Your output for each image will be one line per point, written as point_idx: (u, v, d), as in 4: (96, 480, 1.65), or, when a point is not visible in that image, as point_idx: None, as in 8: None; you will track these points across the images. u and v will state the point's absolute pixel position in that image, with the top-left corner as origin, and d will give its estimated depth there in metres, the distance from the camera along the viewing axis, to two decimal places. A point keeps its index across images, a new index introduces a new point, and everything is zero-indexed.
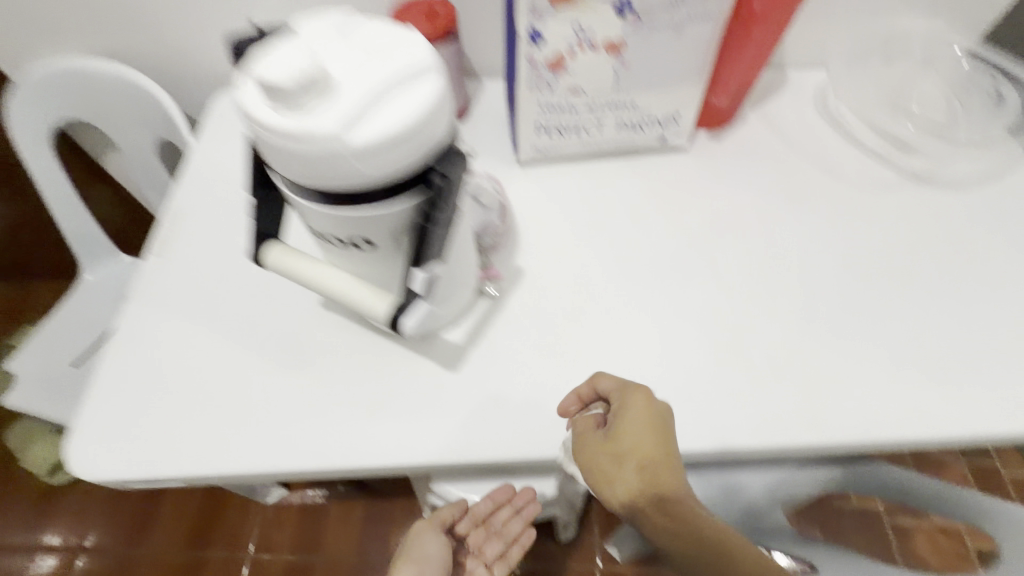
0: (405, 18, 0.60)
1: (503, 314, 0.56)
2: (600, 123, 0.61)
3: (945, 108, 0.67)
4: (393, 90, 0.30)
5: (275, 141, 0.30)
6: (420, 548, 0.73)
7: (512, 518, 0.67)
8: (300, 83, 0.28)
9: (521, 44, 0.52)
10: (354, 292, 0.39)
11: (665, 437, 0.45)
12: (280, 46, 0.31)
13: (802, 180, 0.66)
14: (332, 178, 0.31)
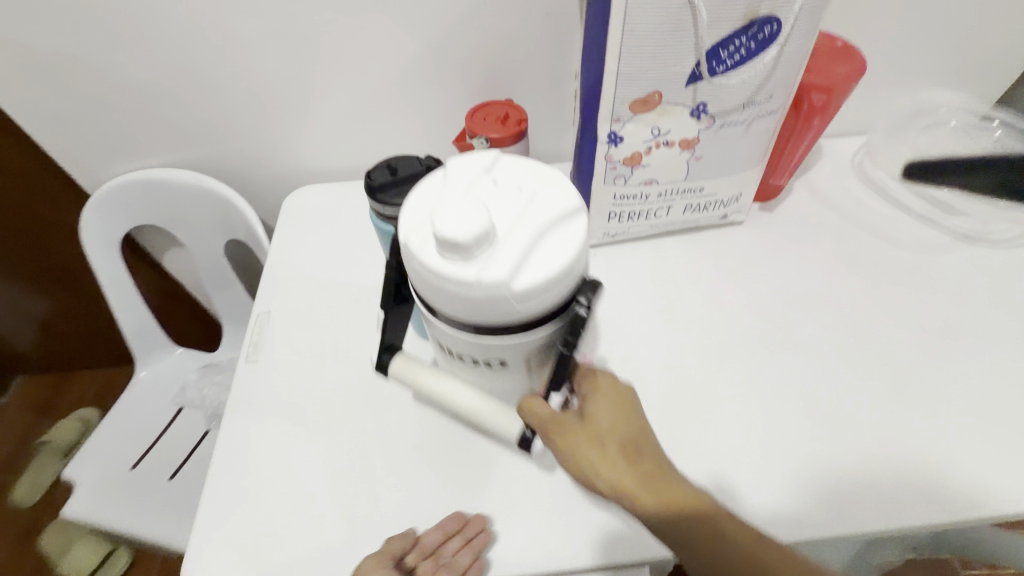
0: (479, 123, 0.64)
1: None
2: (668, 207, 0.64)
3: (987, 174, 0.69)
4: (546, 235, 0.33)
5: (446, 287, 0.32)
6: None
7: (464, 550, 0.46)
8: (476, 238, 0.31)
9: (601, 144, 0.56)
10: (483, 410, 0.44)
11: (634, 418, 0.44)
12: (448, 194, 0.34)
13: (858, 245, 0.69)
14: (486, 314, 0.34)
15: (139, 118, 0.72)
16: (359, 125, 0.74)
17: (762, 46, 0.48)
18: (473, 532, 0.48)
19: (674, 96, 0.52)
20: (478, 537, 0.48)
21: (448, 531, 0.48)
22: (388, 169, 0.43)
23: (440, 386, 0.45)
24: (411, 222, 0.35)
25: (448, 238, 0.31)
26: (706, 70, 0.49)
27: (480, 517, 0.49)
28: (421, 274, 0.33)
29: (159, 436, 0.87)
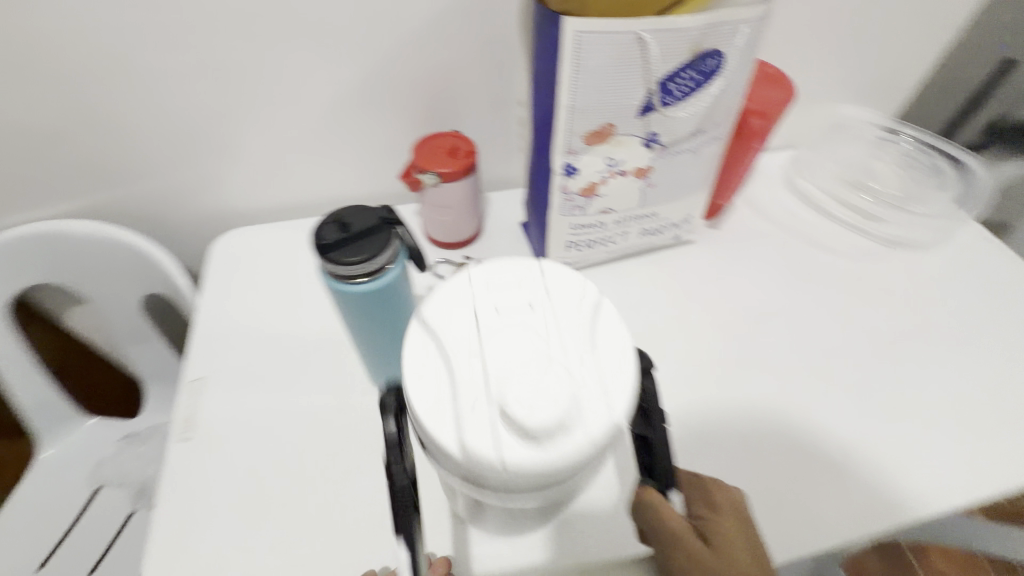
0: (427, 157, 0.61)
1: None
2: (625, 233, 0.64)
3: (902, 186, 0.75)
4: (601, 356, 0.37)
5: (561, 465, 0.33)
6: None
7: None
8: (563, 413, 0.33)
9: (557, 176, 0.55)
10: None
11: (749, 537, 0.44)
12: (502, 387, 0.34)
13: (798, 256, 0.73)
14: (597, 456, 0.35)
15: (28, 165, 0.62)
16: (293, 162, 0.68)
17: (708, 78, 0.49)
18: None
19: (626, 127, 0.52)
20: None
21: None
22: (339, 222, 0.39)
23: None
24: (473, 431, 0.34)
25: (542, 426, 0.33)
26: (658, 101, 0.49)
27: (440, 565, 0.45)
28: (523, 472, 0.33)
29: (66, 531, 0.73)
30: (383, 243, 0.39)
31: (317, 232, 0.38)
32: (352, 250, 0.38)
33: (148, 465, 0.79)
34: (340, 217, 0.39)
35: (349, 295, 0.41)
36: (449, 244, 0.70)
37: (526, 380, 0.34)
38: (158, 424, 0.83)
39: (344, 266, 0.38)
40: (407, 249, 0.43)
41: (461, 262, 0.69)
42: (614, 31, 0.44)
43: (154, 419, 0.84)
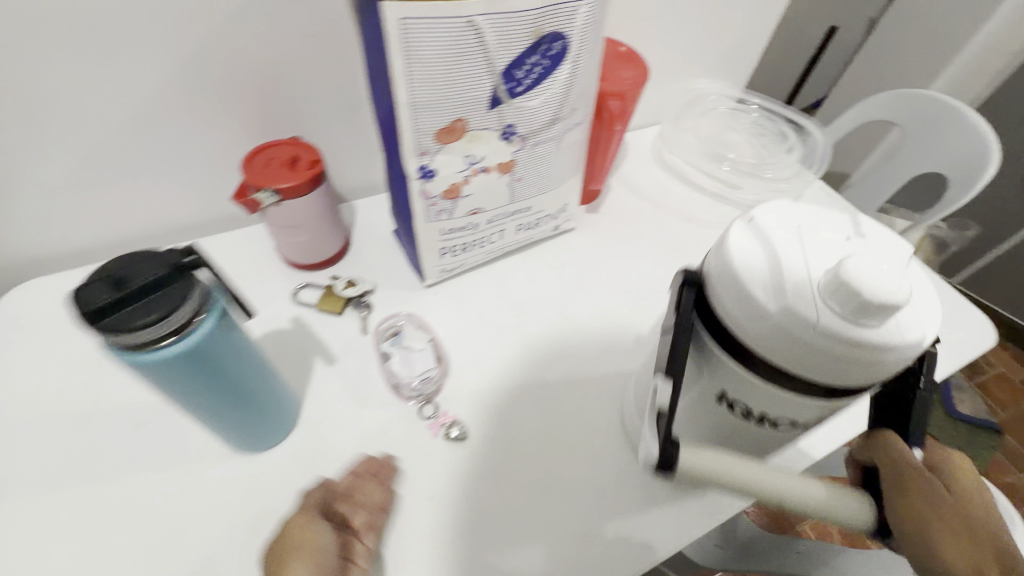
0: (261, 173, 0.52)
1: (465, 459, 0.51)
2: (501, 231, 0.60)
3: (755, 152, 0.79)
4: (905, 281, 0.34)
5: (879, 355, 0.31)
6: (300, 551, 0.40)
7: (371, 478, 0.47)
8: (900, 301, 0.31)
9: (413, 180, 0.50)
10: (844, 508, 0.34)
11: None
12: (864, 259, 0.32)
13: (673, 231, 0.74)
14: (875, 375, 0.33)
15: None
16: (91, 193, 0.55)
17: (556, 62, 0.46)
18: (380, 469, 0.48)
19: (478, 121, 0.47)
20: (384, 471, 0.48)
21: (358, 473, 0.47)
22: (112, 278, 0.30)
23: (752, 474, 0.32)
24: (826, 294, 0.32)
25: (885, 304, 0.30)
26: (505, 92, 0.45)
27: (385, 458, 0.49)
28: (872, 348, 0.31)
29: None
30: (182, 295, 0.31)
31: (82, 297, 0.29)
32: (138, 312, 0.30)
33: None
34: (115, 271, 0.31)
35: (150, 366, 0.33)
36: (311, 264, 0.62)
37: (858, 261, 0.31)
38: None
39: (131, 335, 0.30)
40: (223, 293, 0.36)
41: (327, 284, 0.61)
42: (441, 15, 0.39)
43: None
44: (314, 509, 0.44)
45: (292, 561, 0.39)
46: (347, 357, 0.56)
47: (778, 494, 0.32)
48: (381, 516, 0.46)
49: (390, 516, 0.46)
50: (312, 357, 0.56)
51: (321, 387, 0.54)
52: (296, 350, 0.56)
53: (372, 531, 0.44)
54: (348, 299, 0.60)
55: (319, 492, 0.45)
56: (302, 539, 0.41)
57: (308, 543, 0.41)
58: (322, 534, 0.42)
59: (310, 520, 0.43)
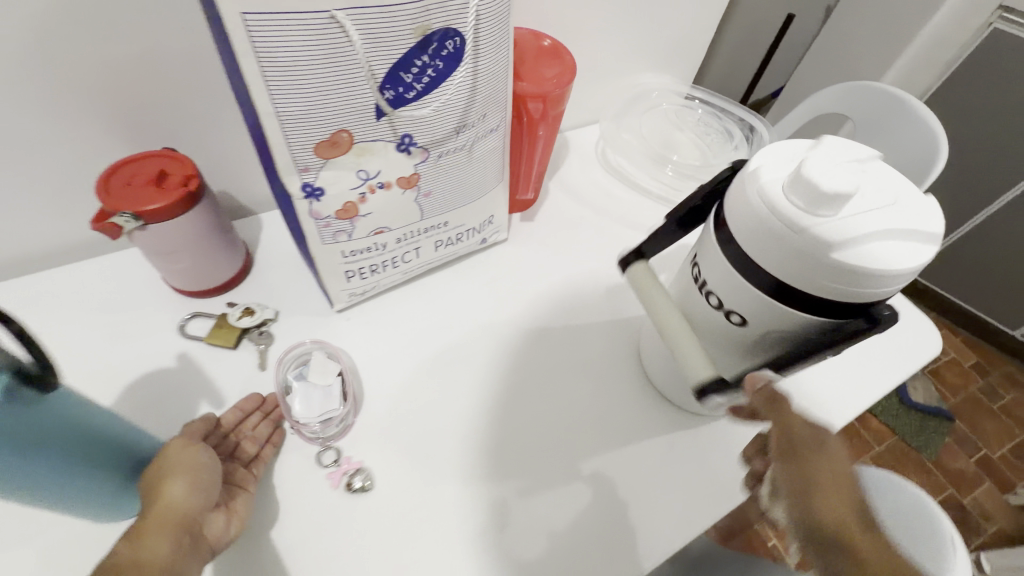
0: (122, 193, 0.45)
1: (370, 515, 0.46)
2: (416, 249, 0.54)
3: (700, 152, 0.74)
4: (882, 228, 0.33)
5: (785, 230, 0.33)
6: (176, 466, 0.41)
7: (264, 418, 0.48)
8: (832, 194, 0.32)
9: (298, 201, 0.43)
10: (682, 347, 0.41)
11: None
12: (832, 162, 0.34)
13: (613, 238, 0.69)
14: (794, 272, 0.34)
15: None
16: None
17: (451, 64, 0.40)
18: (272, 408, 0.49)
19: (366, 132, 0.41)
20: (276, 410, 0.50)
21: (246, 411, 0.48)
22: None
23: (650, 294, 0.45)
24: (775, 173, 0.35)
25: (807, 181, 0.32)
26: (394, 99, 0.39)
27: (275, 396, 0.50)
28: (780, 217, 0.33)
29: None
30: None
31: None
32: None
33: None
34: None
35: None
36: (202, 291, 0.55)
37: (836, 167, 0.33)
38: None
39: None
40: (18, 362, 0.29)
41: (221, 313, 0.54)
42: (295, 11, 0.33)
43: None
44: (199, 430, 0.45)
45: (167, 476, 0.40)
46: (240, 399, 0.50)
47: (662, 321, 0.43)
48: (269, 447, 0.47)
49: (278, 448, 0.48)
50: (198, 400, 0.49)
51: None
52: (179, 394, 0.49)
53: (259, 460, 0.47)
54: (244, 331, 0.53)
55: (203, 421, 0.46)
56: (180, 457, 0.42)
57: (189, 460, 0.42)
58: (203, 454, 0.43)
59: (193, 442, 0.43)
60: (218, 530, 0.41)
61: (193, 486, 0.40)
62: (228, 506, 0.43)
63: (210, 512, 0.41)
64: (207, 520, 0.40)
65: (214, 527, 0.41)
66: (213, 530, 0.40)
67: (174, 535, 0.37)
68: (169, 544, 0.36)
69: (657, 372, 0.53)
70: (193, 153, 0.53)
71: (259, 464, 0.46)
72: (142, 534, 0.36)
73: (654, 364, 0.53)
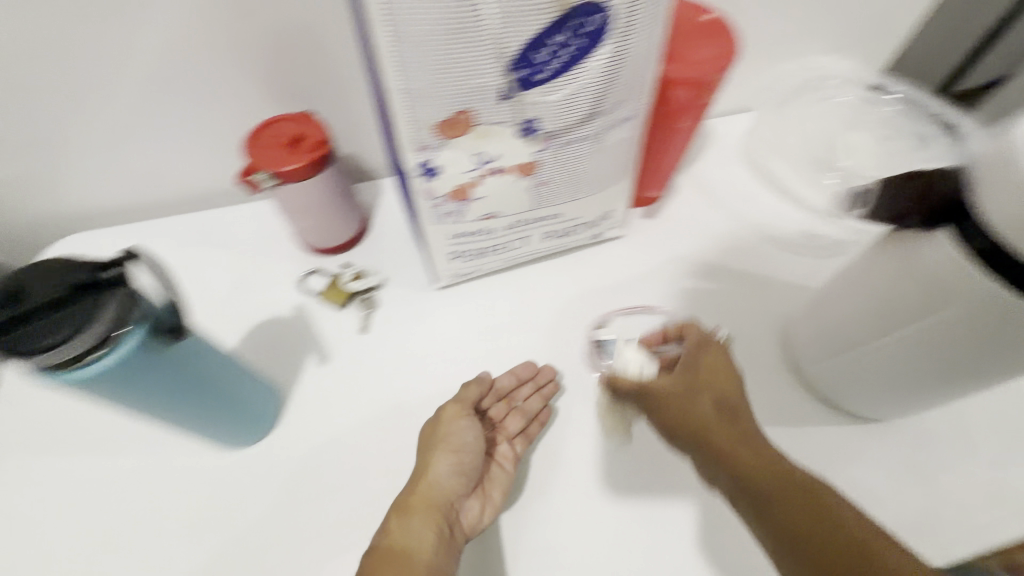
0: (262, 152, 0.48)
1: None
2: (524, 238, 0.52)
3: (880, 159, 0.61)
4: None
5: None
6: (446, 441, 0.46)
7: (534, 391, 0.50)
8: None
9: (413, 178, 0.43)
10: None
11: None
12: None
13: (747, 251, 0.60)
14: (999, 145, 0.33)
15: None
16: None
17: (593, 43, 0.35)
18: (543, 384, 0.51)
19: (487, 113, 0.38)
20: (548, 387, 0.51)
21: (520, 378, 0.51)
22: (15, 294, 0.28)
23: None
24: None
25: None
26: (523, 79, 0.36)
27: (549, 369, 0.51)
28: None
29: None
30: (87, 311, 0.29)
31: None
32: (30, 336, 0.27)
33: None
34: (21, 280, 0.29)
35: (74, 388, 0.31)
36: (324, 250, 0.58)
37: None
38: None
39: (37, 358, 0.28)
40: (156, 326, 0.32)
41: (336, 273, 0.57)
42: None
43: None
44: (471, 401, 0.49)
45: (438, 453, 0.46)
46: (340, 359, 0.52)
47: None
48: (535, 424, 0.49)
49: (544, 426, 0.49)
50: (306, 353, 0.53)
51: (307, 389, 0.51)
52: (290, 344, 0.53)
53: (522, 437, 0.49)
54: (353, 293, 0.55)
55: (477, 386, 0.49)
56: (449, 432, 0.47)
57: (456, 437, 0.47)
58: (470, 428, 0.47)
59: (464, 415, 0.48)
60: (475, 517, 0.45)
61: (455, 471, 0.45)
62: (484, 489, 0.46)
63: (467, 496, 0.46)
64: (465, 505, 0.45)
65: (471, 513, 0.45)
66: (470, 517, 0.45)
67: (430, 519, 0.43)
68: (428, 527, 0.42)
69: (816, 369, 0.49)
70: (328, 117, 0.55)
71: (525, 439, 0.49)
72: (408, 513, 0.43)
73: (821, 363, 0.48)
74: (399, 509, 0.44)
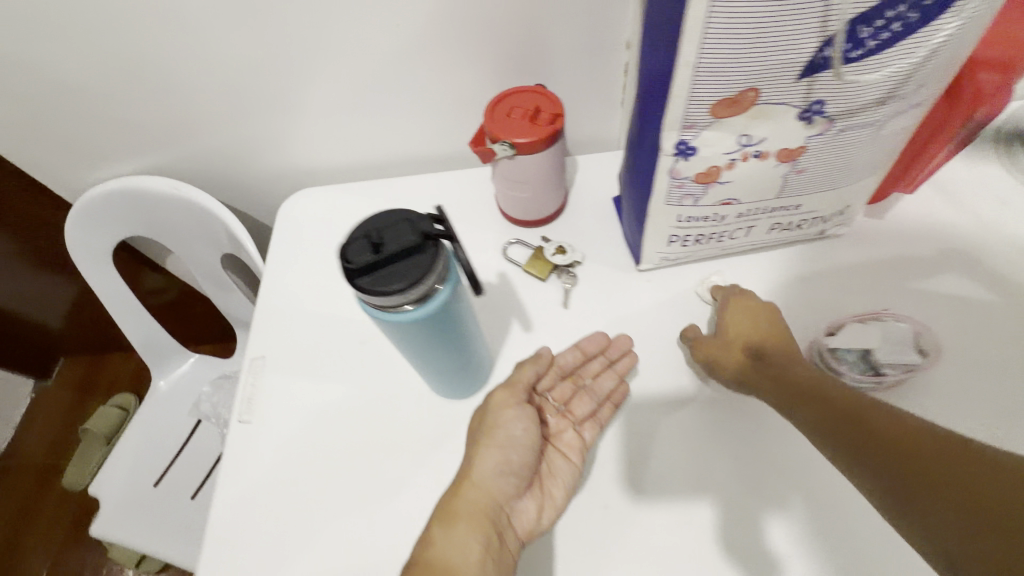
0: (500, 124, 0.50)
1: (641, 478, 0.47)
2: (749, 228, 0.49)
3: None
4: None
5: None
6: (493, 435, 0.47)
7: (606, 371, 0.51)
8: None
9: (665, 157, 0.42)
10: None
11: None
12: None
13: (1003, 264, 0.52)
14: None
15: (104, 122, 0.63)
16: (363, 114, 0.63)
17: (930, 16, 0.32)
18: (612, 363, 0.52)
19: (776, 92, 0.36)
20: (622, 360, 0.52)
21: (584, 357, 0.52)
22: (371, 239, 0.30)
23: None
24: None
25: None
26: (834, 57, 0.33)
27: (625, 340, 0.52)
28: None
29: (213, 465, 0.84)
30: (429, 264, 0.30)
31: (343, 249, 0.30)
32: (384, 277, 0.29)
33: None
34: (374, 228, 0.30)
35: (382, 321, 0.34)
36: (525, 222, 0.60)
37: None
38: None
39: (381, 296, 0.30)
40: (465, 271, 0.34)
41: (537, 245, 0.59)
42: None
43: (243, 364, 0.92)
44: (522, 386, 0.49)
45: (489, 447, 0.46)
46: (542, 327, 0.55)
47: None
48: (608, 407, 0.50)
49: (618, 407, 0.50)
50: (510, 317, 0.55)
51: (512, 351, 0.54)
52: (496, 307, 0.56)
53: (592, 421, 0.49)
54: (553, 266, 0.57)
55: (531, 370, 0.50)
56: (497, 424, 0.47)
57: (504, 430, 0.47)
58: (520, 417, 0.48)
59: (513, 402, 0.48)
60: (530, 520, 0.45)
61: (500, 467, 0.46)
62: (544, 482, 0.47)
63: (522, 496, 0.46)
64: (517, 505, 0.45)
65: (526, 515, 0.45)
66: (526, 519, 0.45)
67: (477, 522, 0.43)
68: (472, 536, 0.42)
69: None
70: None
71: (593, 425, 0.49)
72: (452, 518, 0.43)
73: None
74: (443, 512, 0.44)
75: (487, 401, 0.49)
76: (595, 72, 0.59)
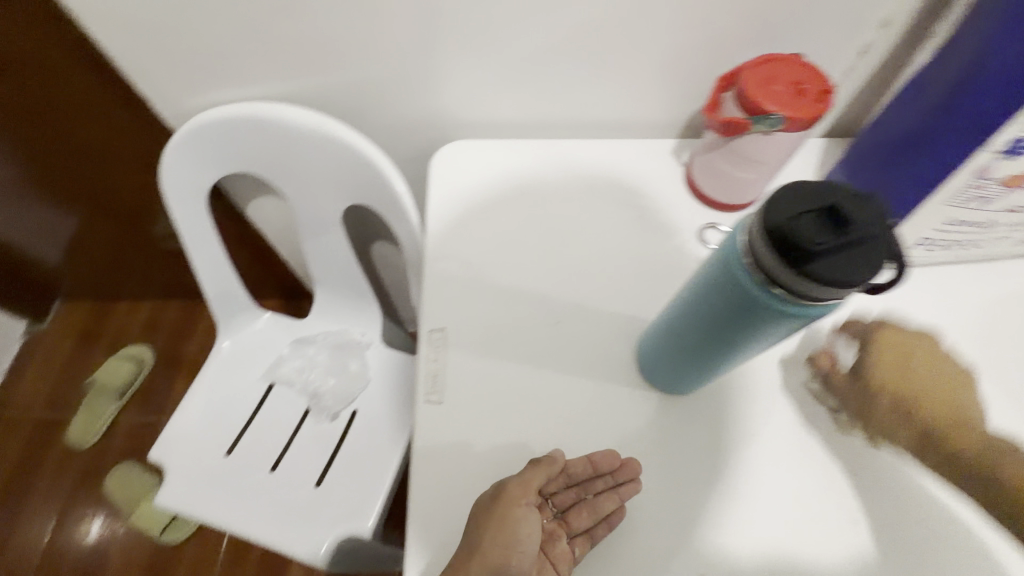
0: (767, 92, 0.44)
1: (874, 474, 0.45)
2: (999, 238, 0.49)
3: None
4: None
5: None
6: (495, 534, 0.39)
7: (609, 488, 0.43)
8: None
9: (988, 151, 0.39)
10: None
11: None
12: None
13: None
14: None
15: (246, 34, 0.53)
16: (548, 64, 0.56)
17: None
18: (624, 481, 0.43)
19: None
20: (627, 485, 0.43)
21: (594, 466, 0.43)
22: (827, 214, 0.25)
23: None
24: None
25: None
26: None
27: (635, 464, 0.43)
28: None
29: (292, 436, 0.76)
30: (875, 266, 0.24)
31: (788, 218, 0.25)
32: (826, 267, 0.24)
33: (326, 376, 0.81)
34: (826, 203, 0.25)
35: (762, 309, 0.29)
36: (717, 205, 0.55)
37: None
38: (330, 330, 0.84)
39: (815, 284, 0.25)
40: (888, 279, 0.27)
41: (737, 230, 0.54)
42: None
43: (323, 323, 0.85)
44: (532, 488, 0.41)
45: (494, 549, 0.38)
46: None
47: None
48: (604, 527, 0.42)
49: (613, 529, 0.42)
50: None
51: None
52: None
53: (586, 537, 0.42)
54: None
55: (544, 475, 0.41)
56: (507, 527, 0.39)
57: (510, 533, 0.39)
58: (524, 519, 0.40)
59: (518, 505, 0.40)
60: None
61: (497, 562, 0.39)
62: None
63: None
64: None
65: None
66: None
67: None
68: None
69: None
70: None
71: (585, 541, 0.42)
72: None
73: None
74: None
75: (496, 491, 0.41)
76: (826, 50, 0.54)
